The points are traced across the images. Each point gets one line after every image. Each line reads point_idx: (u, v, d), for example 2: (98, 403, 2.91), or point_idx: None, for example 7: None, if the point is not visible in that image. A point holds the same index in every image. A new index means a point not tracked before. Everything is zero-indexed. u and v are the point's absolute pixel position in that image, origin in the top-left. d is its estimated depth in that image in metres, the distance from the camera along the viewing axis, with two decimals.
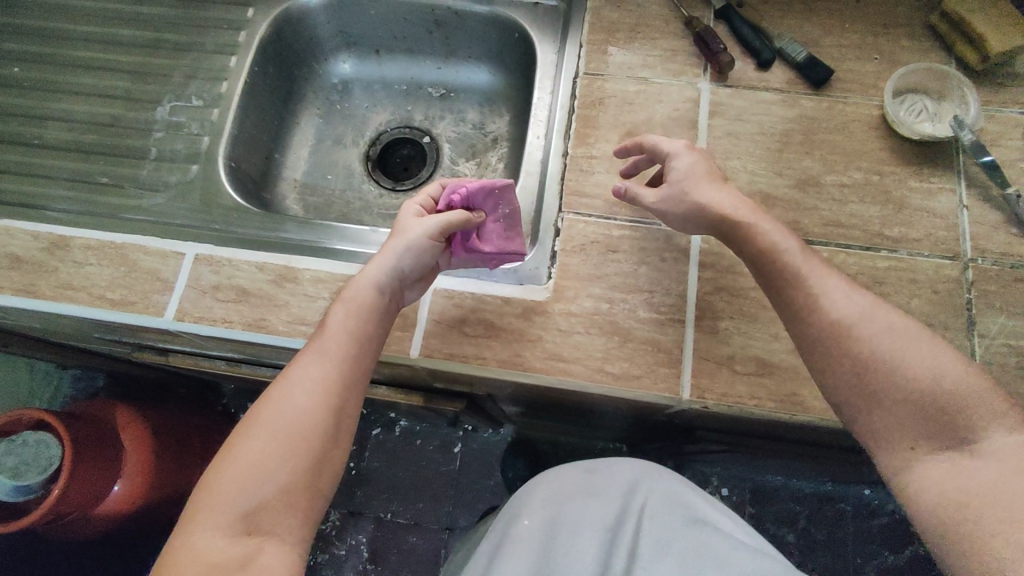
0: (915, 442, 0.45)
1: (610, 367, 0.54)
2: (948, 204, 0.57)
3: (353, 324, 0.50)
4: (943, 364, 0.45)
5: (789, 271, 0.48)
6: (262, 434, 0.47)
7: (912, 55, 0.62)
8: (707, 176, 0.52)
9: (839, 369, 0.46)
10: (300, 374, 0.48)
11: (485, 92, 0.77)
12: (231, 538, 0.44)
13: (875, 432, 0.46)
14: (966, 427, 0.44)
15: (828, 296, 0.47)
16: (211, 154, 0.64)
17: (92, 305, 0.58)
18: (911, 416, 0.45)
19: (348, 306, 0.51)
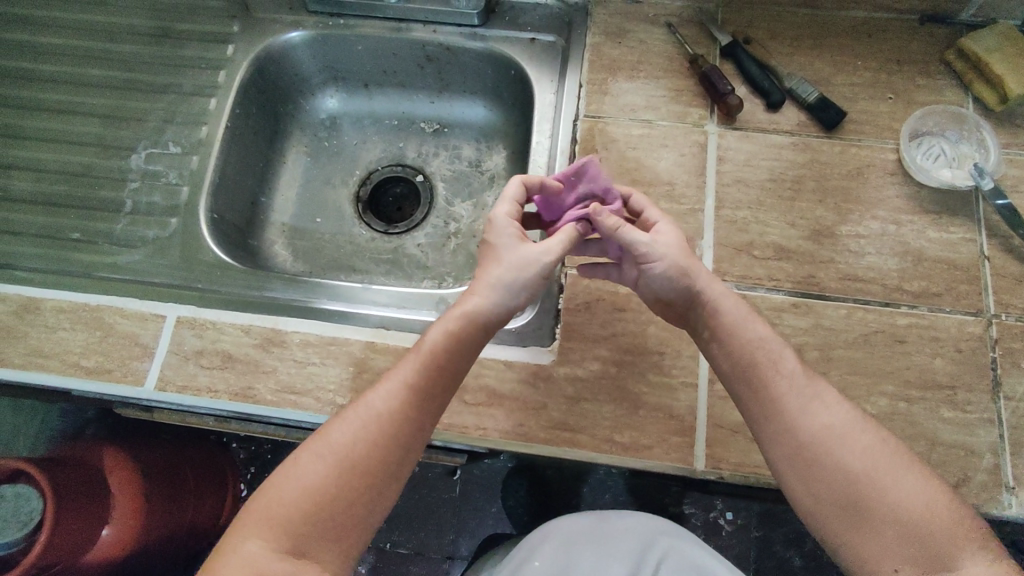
0: (899, 565, 0.42)
1: (619, 437, 0.51)
2: (969, 255, 0.54)
3: (438, 356, 0.45)
4: (927, 490, 0.43)
5: (763, 377, 0.46)
6: (338, 445, 0.44)
7: (928, 93, 0.59)
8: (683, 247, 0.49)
9: (819, 479, 0.44)
10: (379, 398, 0.45)
11: (481, 128, 0.74)
12: (277, 557, 0.41)
13: (857, 549, 0.43)
14: (940, 557, 0.41)
15: (804, 409, 0.45)
16: (191, 206, 0.61)
17: (66, 373, 0.55)
18: (892, 540, 0.42)
19: (438, 333, 0.46)
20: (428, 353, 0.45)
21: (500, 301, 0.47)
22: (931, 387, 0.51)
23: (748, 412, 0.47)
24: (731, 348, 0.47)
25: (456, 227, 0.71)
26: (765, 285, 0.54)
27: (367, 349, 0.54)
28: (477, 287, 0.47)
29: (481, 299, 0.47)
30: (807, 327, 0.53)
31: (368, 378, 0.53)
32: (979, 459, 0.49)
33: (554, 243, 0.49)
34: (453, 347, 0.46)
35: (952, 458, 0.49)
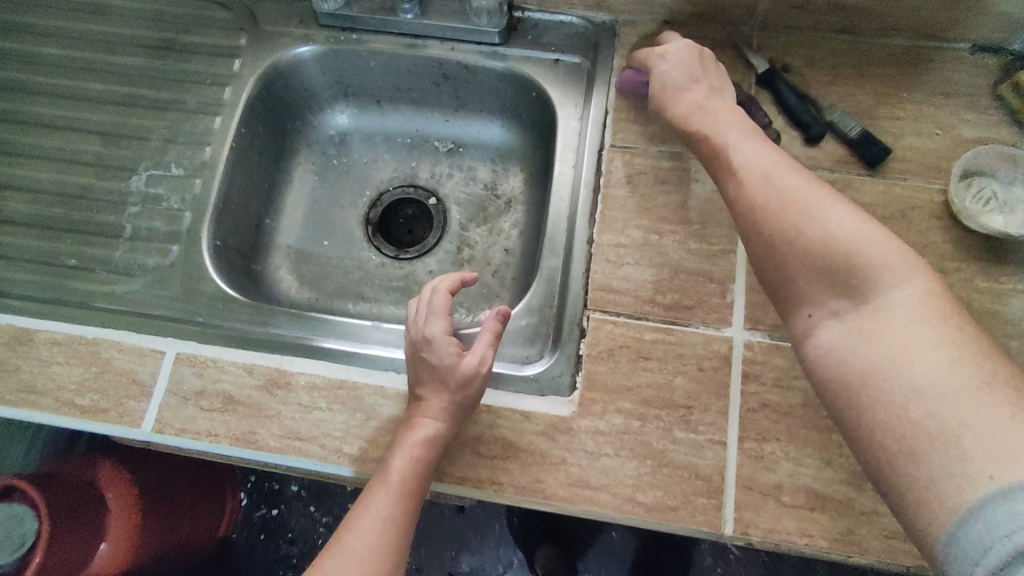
0: (815, 311, 0.39)
1: (642, 496, 0.48)
2: (1019, 307, 0.51)
3: (407, 485, 0.46)
4: (871, 231, 0.38)
5: (723, 165, 0.45)
6: None
7: (978, 129, 0.56)
8: (677, 82, 0.52)
9: (755, 235, 0.41)
10: (357, 541, 0.45)
11: (497, 148, 0.70)
12: None
13: (789, 300, 0.40)
14: (864, 287, 0.36)
15: (743, 157, 0.44)
16: (194, 233, 0.57)
17: (59, 412, 0.52)
18: (819, 281, 0.38)
19: (404, 461, 0.46)
20: (397, 481, 0.46)
21: (454, 422, 0.48)
22: None
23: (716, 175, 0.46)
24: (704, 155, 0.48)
25: (470, 254, 0.68)
26: None
27: (377, 394, 0.51)
28: (419, 413, 0.48)
29: (433, 422, 0.47)
30: None
31: (377, 426, 0.50)
32: None
33: (481, 353, 0.50)
34: (422, 472, 0.47)
35: None
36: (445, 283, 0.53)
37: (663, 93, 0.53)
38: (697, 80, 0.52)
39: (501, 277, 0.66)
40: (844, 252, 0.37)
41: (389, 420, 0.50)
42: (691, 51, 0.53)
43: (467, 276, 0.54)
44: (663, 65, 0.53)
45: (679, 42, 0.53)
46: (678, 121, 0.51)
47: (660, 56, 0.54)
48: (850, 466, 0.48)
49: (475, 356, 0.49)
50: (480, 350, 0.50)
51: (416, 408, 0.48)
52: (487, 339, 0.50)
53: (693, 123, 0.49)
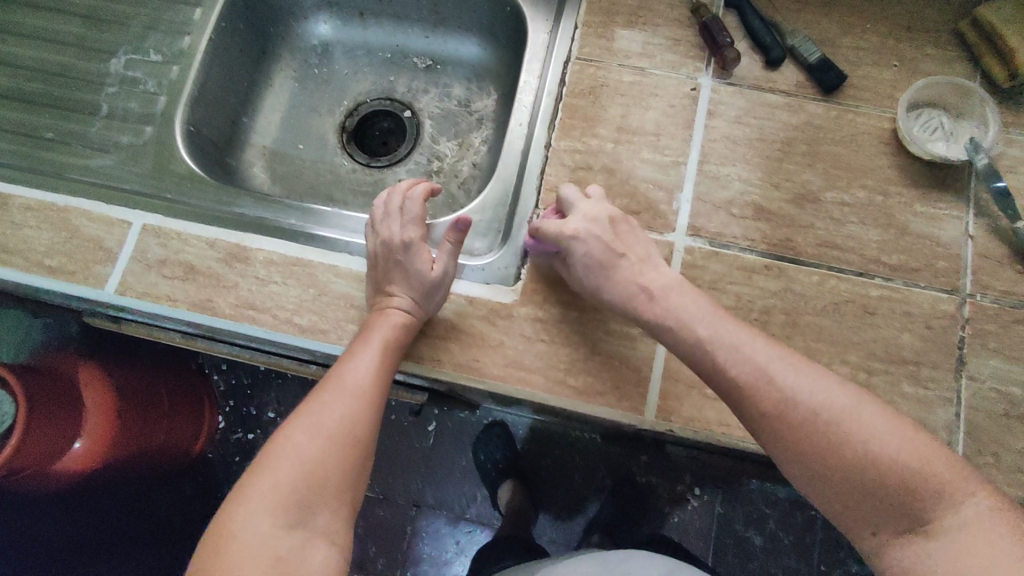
0: (875, 527, 0.41)
1: (573, 381, 0.50)
2: (952, 232, 0.53)
3: (392, 344, 0.49)
4: (906, 443, 0.41)
5: (727, 369, 0.45)
6: (319, 427, 0.45)
7: (936, 64, 0.56)
8: (606, 261, 0.50)
9: (790, 454, 0.43)
10: (349, 383, 0.48)
11: (473, 67, 0.72)
12: (284, 532, 0.41)
13: (840, 512, 0.43)
14: (922, 509, 0.40)
15: (734, 355, 0.45)
16: (168, 115, 0.59)
17: (27, 271, 0.54)
18: (870, 498, 0.41)
19: (395, 316, 0.49)
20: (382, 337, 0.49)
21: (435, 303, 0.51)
22: (895, 361, 0.50)
23: (718, 384, 0.46)
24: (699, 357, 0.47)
25: (439, 166, 0.70)
26: (738, 243, 0.53)
27: (331, 273, 0.53)
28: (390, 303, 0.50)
29: (408, 309, 0.50)
30: (777, 290, 0.52)
31: (328, 302, 0.53)
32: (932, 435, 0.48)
33: (444, 261, 0.52)
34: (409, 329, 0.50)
35: None
36: (418, 193, 0.56)
37: (590, 276, 0.50)
38: (620, 253, 0.50)
39: (467, 189, 0.68)
40: (883, 470, 0.40)
41: (339, 297, 0.53)
42: (603, 226, 0.50)
43: (430, 184, 0.57)
44: (578, 244, 0.50)
45: (582, 216, 0.51)
46: (620, 304, 0.50)
47: (573, 234, 0.50)
48: None
49: (439, 265, 0.52)
50: (445, 259, 0.52)
51: (388, 299, 0.51)
52: (451, 248, 0.52)
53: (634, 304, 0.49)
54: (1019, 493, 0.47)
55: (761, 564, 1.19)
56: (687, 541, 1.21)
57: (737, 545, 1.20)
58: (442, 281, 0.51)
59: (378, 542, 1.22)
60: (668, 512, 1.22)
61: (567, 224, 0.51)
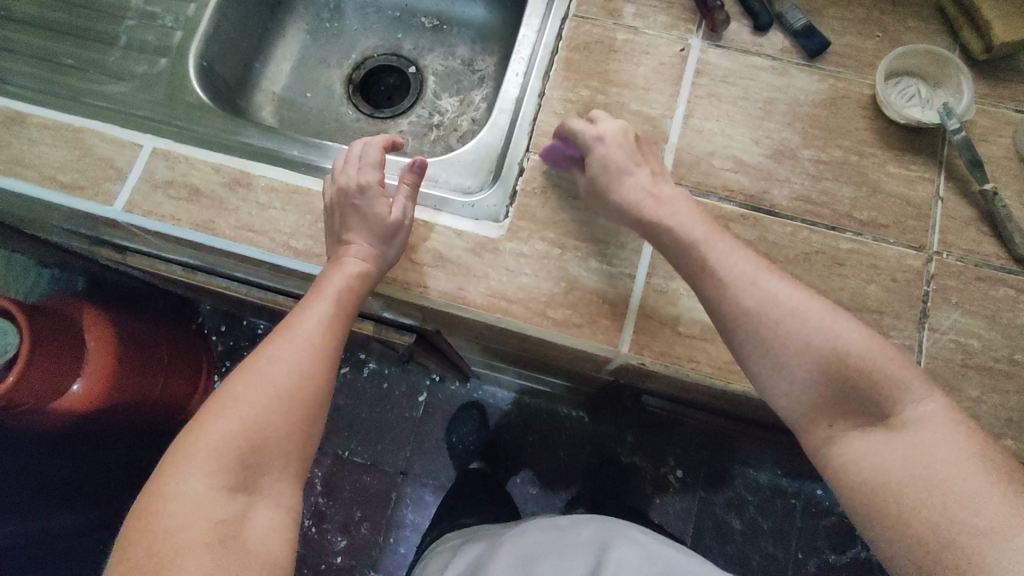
0: (833, 421, 0.46)
1: (553, 312, 0.53)
2: (923, 193, 0.55)
3: (344, 297, 0.52)
4: (861, 342, 0.45)
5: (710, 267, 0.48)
6: (262, 389, 0.48)
7: (917, 36, 0.59)
8: (622, 166, 0.52)
9: (761, 356, 0.46)
10: (292, 341, 0.50)
11: (478, 29, 0.75)
12: (223, 495, 0.45)
13: (798, 412, 0.47)
14: (879, 401, 0.44)
15: (722, 259, 0.48)
16: (182, 49, 0.62)
17: (41, 185, 0.57)
18: (833, 395, 0.45)
19: (341, 278, 0.52)
20: (324, 304, 0.51)
21: (392, 256, 0.53)
22: (860, 309, 0.52)
23: (695, 281, 0.49)
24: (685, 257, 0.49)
25: (439, 120, 0.72)
26: (718, 194, 0.55)
27: None
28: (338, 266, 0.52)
29: (363, 261, 0.52)
30: (752, 238, 0.54)
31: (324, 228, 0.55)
32: None
33: (398, 207, 0.53)
34: (356, 292, 0.52)
35: None
36: (378, 140, 0.56)
37: (603, 176, 0.52)
38: (638, 163, 0.53)
39: (464, 142, 0.71)
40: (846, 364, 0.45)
41: None
42: (626, 140, 0.53)
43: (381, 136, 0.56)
44: (600, 147, 0.53)
45: (615, 124, 0.53)
46: (631, 204, 0.51)
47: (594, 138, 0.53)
48: None
49: (397, 208, 0.53)
50: (402, 204, 0.54)
51: (344, 249, 0.53)
52: (406, 193, 0.54)
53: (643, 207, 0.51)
54: None
55: (739, 549, 1.20)
56: (667, 523, 1.22)
57: (715, 529, 1.21)
58: (397, 229, 0.53)
59: (363, 506, 1.23)
60: (650, 493, 1.24)
61: (595, 127, 0.54)
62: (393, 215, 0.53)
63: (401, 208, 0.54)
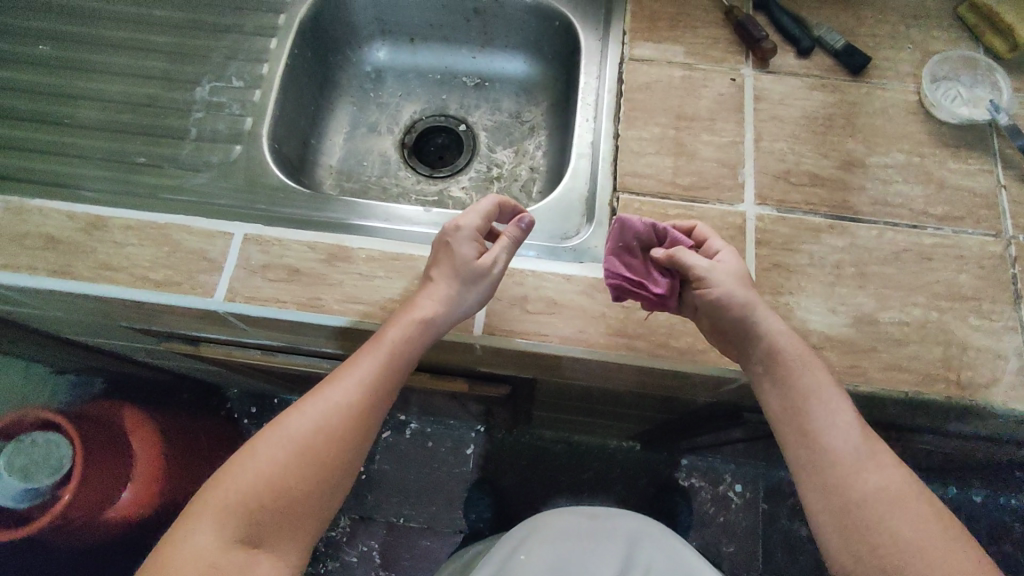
0: None
1: (673, 342, 0.54)
2: (987, 184, 0.59)
3: (397, 349, 0.50)
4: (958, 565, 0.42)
5: (806, 407, 0.47)
6: (291, 441, 0.47)
7: (945, 43, 0.64)
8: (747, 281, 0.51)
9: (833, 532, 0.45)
10: (336, 393, 0.49)
11: (520, 82, 0.78)
12: (227, 548, 0.44)
13: None
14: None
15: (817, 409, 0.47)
16: (254, 135, 0.63)
17: (133, 286, 0.55)
18: None
19: (397, 331, 0.50)
20: (373, 359, 0.50)
21: (453, 312, 0.51)
22: (958, 298, 0.55)
23: (782, 425, 0.48)
24: (781, 390, 0.48)
25: (498, 172, 0.74)
26: (803, 208, 0.58)
27: None
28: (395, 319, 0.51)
29: (426, 309, 0.51)
30: (843, 245, 0.57)
31: None
32: (1004, 362, 0.53)
33: (496, 258, 0.52)
34: (409, 348, 0.50)
35: (982, 360, 0.53)
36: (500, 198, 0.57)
37: (734, 272, 0.50)
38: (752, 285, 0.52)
39: (528, 189, 0.72)
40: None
41: None
42: None
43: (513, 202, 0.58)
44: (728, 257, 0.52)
45: None
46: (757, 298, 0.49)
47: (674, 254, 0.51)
48: (851, 312, 0.54)
49: (490, 257, 0.52)
50: (498, 255, 0.52)
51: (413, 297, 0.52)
52: (505, 245, 0.53)
53: (729, 319, 0.49)
54: None
55: (811, 556, 1.19)
56: (734, 541, 1.21)
57: (784, 540, 1.20)
58: (478, 280, 0.51)
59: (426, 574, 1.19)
60: (713, 513, 1.23)
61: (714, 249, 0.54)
62: (480, 265, 0.51)
63: (496, 261, 0.52)
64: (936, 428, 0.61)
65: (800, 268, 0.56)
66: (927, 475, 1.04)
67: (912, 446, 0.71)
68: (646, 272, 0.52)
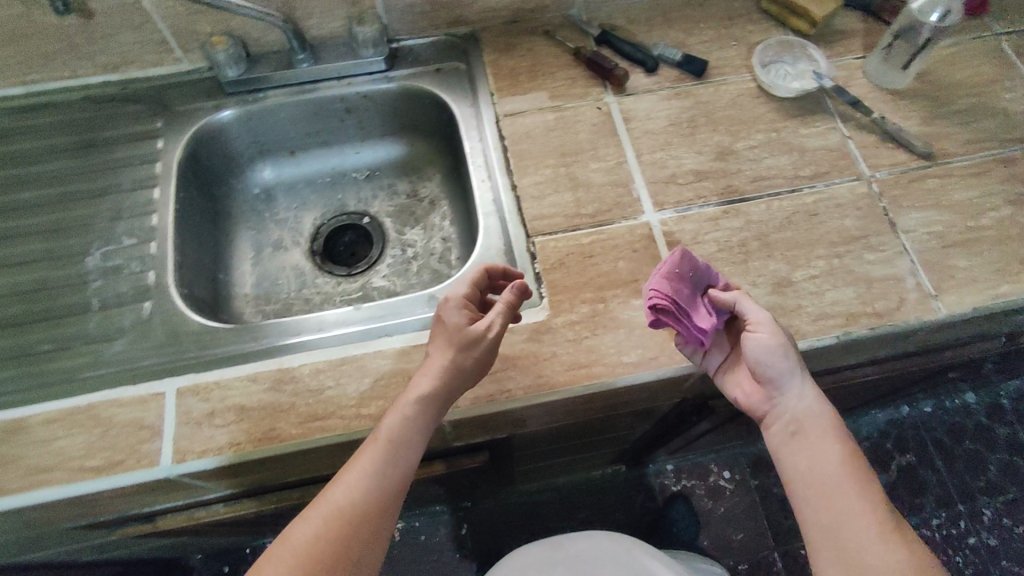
0: None
1: (626, 358, 0.56)
2: (836, 138, 0.67)
3: (397, 436, 0.49)
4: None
5: (815, 445, 0.51)
6: (297, 550, 0.44)
7: (761, 34, 0.74)
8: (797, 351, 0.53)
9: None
10: (338, 492, 0.47)
11: (409, 163, 0.81)
12: None
13: None
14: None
15: (824, 455, 0.50)
16: (162, 287, 0.62)
17: (70, 481, 0.51)
18: None
19: (395, 417, 0.49)
20: (374, 454, 0.48)
21: (450, 384, 0.51)
22: (849, 241, 0.61)
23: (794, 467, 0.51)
24: (797, 435, 0.52)
25: (413, 251, 0.76)
26: (697, 202, 0.63)
27: (378, 358, 0.56)
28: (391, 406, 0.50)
29: (423, 385, 0.50)
30: (742, 225, 0.62)
31: (388, 382, 0.55)
32: (905, 283, 0.59)
33: (489, 320, 0.52)
34: (409, 433, 0.49)
35: (888, 287, 0.59)
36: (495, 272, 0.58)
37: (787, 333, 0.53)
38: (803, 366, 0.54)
39: (447, 258, 0.74)
40: None
41: (397, 373, 0.56)
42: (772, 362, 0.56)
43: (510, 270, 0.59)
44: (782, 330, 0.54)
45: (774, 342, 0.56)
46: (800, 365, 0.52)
47: (733, 300, 0.53)
48: (768, 281, 0.59)
49: (484, 322, 0.52)
50: (492, 319, 0.52)
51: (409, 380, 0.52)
52: (498, 309, 0.53)
53: (767, 374, 0.52)
54: (985, 298, 0.58)
55: None
56: (742, 527, 1.21)
57: (785, 508, 1.23)
58: (472, 344, 0.51)
59: None
60: (713, 507, 1.24)
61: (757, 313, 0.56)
62: (471, 329, 0.52)
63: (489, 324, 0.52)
64: (872, 358, 0.66)
65: (714, 255, 0.61)
66: (881, 402, 1.12)
67: (861, 382, 0.76)
68: (692, 306, 0.53)
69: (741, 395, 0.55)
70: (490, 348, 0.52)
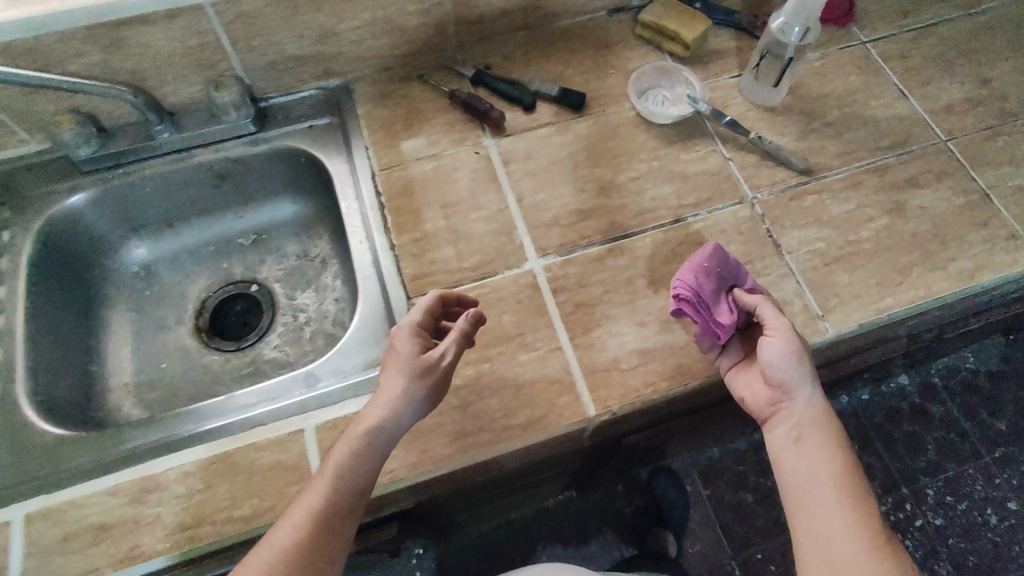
0: None
1: (514, 420, 0.53)
2: (717, 161, 0.66)
3: (344, 471, 0.45)
4: None
5: (813, 450, 0.48)
6: None
7: (637, 60, 0.73)
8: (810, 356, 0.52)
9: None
10: (282, 534, 0.43)
11: (297, 223, 0.77)
12: None
13: None
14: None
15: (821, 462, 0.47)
16: (9, 398, 0.56)
17: None
18: None
19: (343, 448, 0.46)
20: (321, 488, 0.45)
21: (399, 412, 0.47)
22: None
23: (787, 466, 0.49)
24: (799, 441, 0.49)
25: (306, 316, 0.72)
26: (581, 244, 0.62)
27: (251, 451, 0.52)
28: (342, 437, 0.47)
29: (374, 416, 0.47)
30: (627, 262, 0.61)
31: (262, 478, 0.51)
32: (793, 306, 0.58)
33: (445, 347, 0.49)
34: (359, 465, 0.46)
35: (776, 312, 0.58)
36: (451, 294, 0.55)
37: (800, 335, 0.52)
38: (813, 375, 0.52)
39: (340, 321, 0.71)
40: None
41: (271, 467, 0.52)
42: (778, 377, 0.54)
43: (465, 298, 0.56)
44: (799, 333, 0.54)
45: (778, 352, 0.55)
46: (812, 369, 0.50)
47: (755, 304, 0.53)
48: (657, 320, 0.57)
49: (437, 350, 0.49)
50: (447, 346, 0.49)
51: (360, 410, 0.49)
52: (450, 337, 0.49)
53: (776, 376, 0.50)
54: (870, 313, 0.58)
55: None
56: None
57: None
58: (424, 372, 0.48)
59: None
60: None
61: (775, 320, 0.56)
62: (422, 358, 0.48)
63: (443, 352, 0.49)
64: None
65: (601, 298, 0.59)
66: None
67: None
68: (713, 301, 0.54)
69: (749, 395, 0.53)
70: (443, 378, 0.49)
